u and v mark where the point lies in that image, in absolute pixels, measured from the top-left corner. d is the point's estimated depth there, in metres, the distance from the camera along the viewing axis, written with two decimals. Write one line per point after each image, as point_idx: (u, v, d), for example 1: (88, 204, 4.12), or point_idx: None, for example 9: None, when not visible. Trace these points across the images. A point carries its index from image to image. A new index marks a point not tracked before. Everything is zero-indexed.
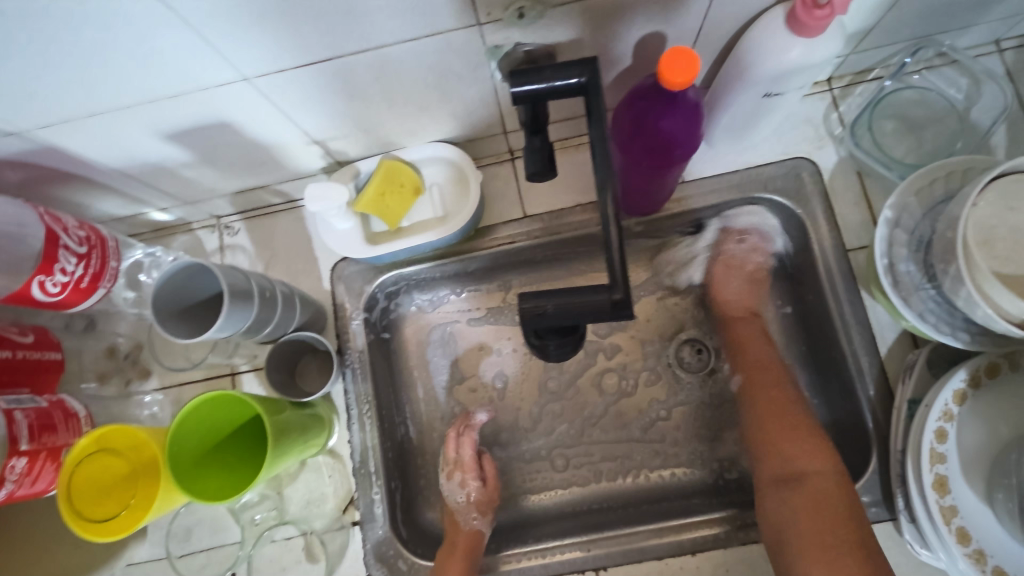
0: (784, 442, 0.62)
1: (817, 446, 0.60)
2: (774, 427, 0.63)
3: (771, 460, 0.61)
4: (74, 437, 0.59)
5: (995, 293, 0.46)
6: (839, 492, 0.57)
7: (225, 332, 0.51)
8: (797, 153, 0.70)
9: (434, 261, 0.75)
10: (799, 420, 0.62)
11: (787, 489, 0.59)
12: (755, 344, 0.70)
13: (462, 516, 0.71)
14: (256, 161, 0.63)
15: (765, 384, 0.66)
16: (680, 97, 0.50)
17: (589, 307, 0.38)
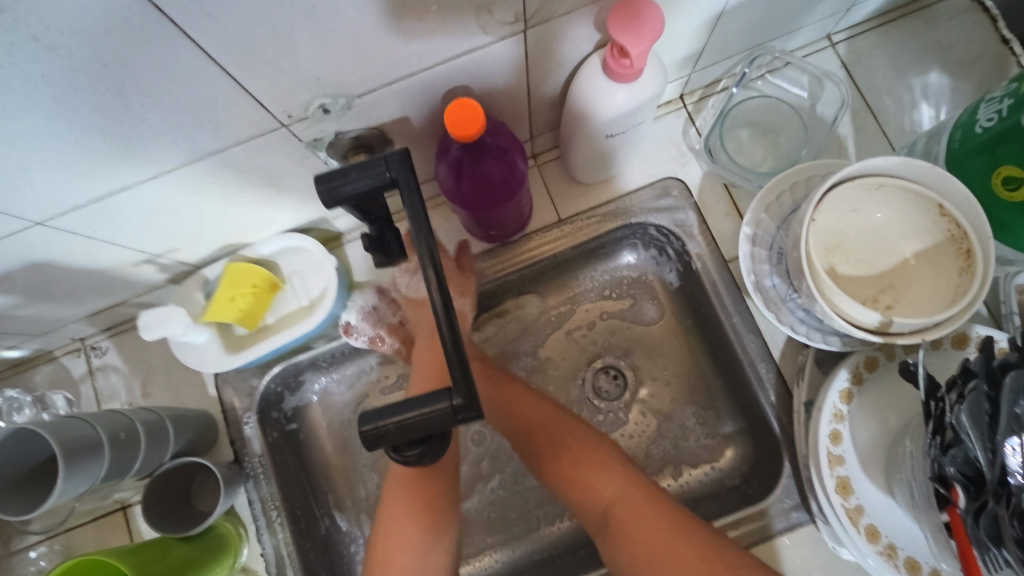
0: (585, 484, 0.59)
1: (608, 472, 0.59)
2: (565, 469, 0.60)
3: (583, 505, 0.59)
4: None
5: (845, 306, 0.47)
6: (651, 512, 0.55)
7: (75, 491, 0.48)
8: (664, 174, 0.71)
9: (326, 343, 0.71)
10: (585, 446, 0.61)
11: (613, 537, 0.56)
12: (506, 384, 0.67)
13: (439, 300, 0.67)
14: (97, 286, 0.59)
15: (542, 432, 0.63)
16: (482, 146, 0.51)
17: (428, 419, 0.37)
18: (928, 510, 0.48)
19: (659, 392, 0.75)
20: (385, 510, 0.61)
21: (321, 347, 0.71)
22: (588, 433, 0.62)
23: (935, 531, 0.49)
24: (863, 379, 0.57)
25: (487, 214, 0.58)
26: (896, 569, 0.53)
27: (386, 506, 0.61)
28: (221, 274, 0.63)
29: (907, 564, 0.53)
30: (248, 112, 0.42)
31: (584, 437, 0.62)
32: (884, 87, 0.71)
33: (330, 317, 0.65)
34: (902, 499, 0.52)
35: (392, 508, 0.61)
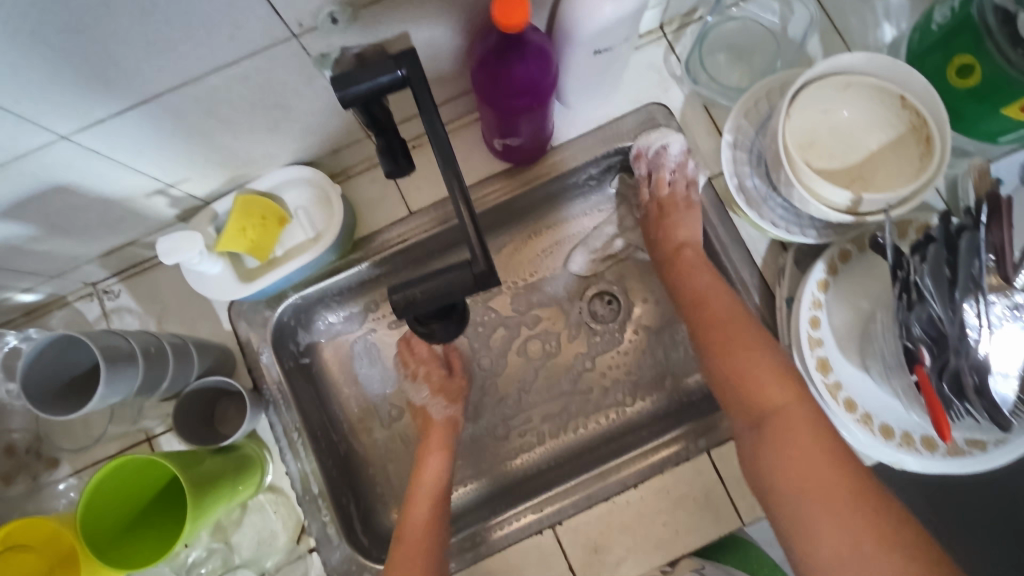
0: (749, 379, 0.58)
1: (777, 379, 0.57)
2: (735, 370, 0.60)
3: (740, 404, 0.58)
4: None
5: (820, 188, 0.51)
6: (810, 423, 0.54)
7: (113, 396, 0.51)
8: (648, 99, 0.74)
9: (330, 275, 0.73)
10: (759, 357, 0.59)
11: (758, 434, 0.56)
12: (696, 274, 0.68)
13: (433, 410, 0.75)
14: (112, 219, 0.60)
15: (722, 326, 0.63)
16: (518, 51, 0.53)
17: (454, 284, 0.41)
18: (899, 372, 0.54)
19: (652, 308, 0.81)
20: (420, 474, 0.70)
21: (327, 282, 0.73)
22: (766, 344, 0.60)
23: (903, 390, 0.54)
24: (838, 270, 0.62)
25: (511, 117, 0.61)
26: (872, 433, 0.59)
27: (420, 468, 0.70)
28: (231, 208, 0.65)
29: (881, 428, 0.59)
30: (261, 20, 0.44)
31: (765, 348, 0.60)
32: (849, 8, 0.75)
33: (334, 249, 0.68)
34: (876, 372, 0.57)
35: (425, 473, 0.69)
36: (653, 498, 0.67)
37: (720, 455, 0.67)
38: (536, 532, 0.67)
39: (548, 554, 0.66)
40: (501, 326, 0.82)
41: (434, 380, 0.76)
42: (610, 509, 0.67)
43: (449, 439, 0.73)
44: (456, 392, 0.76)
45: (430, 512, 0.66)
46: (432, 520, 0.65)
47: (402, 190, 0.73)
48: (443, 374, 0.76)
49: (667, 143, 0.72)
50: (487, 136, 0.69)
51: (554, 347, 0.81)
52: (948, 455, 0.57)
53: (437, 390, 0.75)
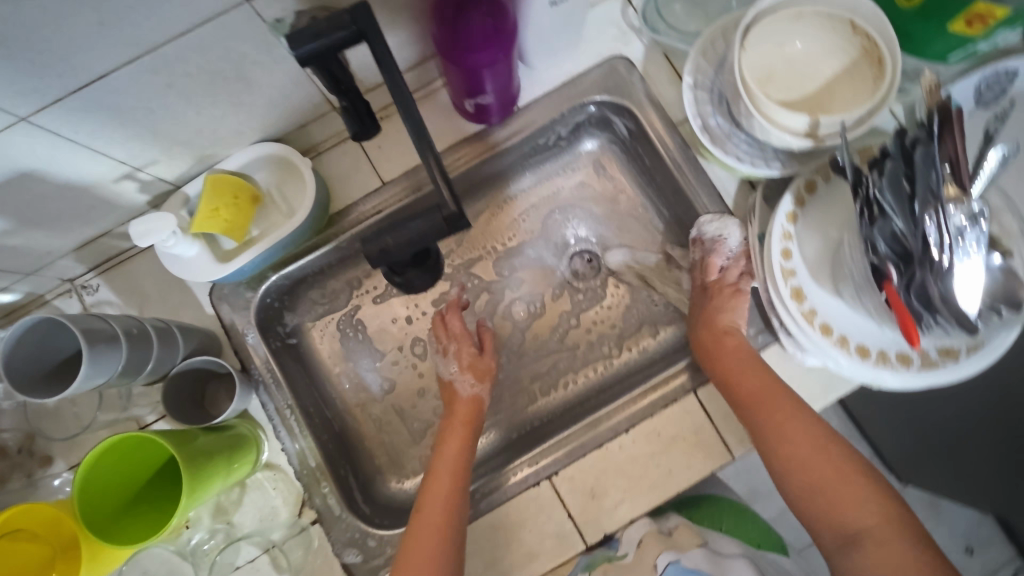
0: (831, 494, 0.55)
1: (862, 494, 0.54)
2: (814, 482, 0.56)
3: (824, 519, 0.55)
4: None
5: (778, 116, 0.53)
6: (907, 541, 0.51)
7: (97, 378, 0.51)
8: (609, 53, 0.75)
9: (309, 253, 0.73)
10: (837, 467, 0.56)
11: (854, 554, 0.52)
12: (750, 374, 0.63)
13: (460, 387, 0.74)
14: (82, 207, 0.60)
15: (786, 436, 0.59)
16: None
17: (426, 230, 0.42)
18: (868, 289, 0.55)
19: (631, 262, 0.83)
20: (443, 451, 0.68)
21: (306, 259, 0.73)
22: (838, 451, 0.57)
23: (874, 308, 0.56)
24: (805, 201, 0.63)
25: (476, 71, 0.61)
26: (848, 354, 0.61)
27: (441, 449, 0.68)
28: (202, 189, 0.65)
29: (857, 348, 0.61)
30: None
31: (837, 451, 0.57)
32: None
33: (308, 224, 0.68)
34: (849, 296, 0.59)
35: (445, 453, 0.67)
36: (645, 441, 0.68)
37: (705, 393, 0.69)
38: (533, 485, 0.68)
39: (547, 504, 0.68)
40: (485, 292, 0.84)
41: (465, 357, 0.75)
42: (604, 455, 0.68)
43: (472, 417, 0.72)
44: (484, 370, 0.75)
45: (446, 508, 0.62)
46: (450, 517, 0.62)
47: (374, 161, 0.73)
48: (474, 351, 0.75)
49: (725, 234, 0.69)
50: (458, 97, 0.69)
51: (539, 309, 0.83)
52: (922, 368, 0.59)
53: (465, 367, 0.75)
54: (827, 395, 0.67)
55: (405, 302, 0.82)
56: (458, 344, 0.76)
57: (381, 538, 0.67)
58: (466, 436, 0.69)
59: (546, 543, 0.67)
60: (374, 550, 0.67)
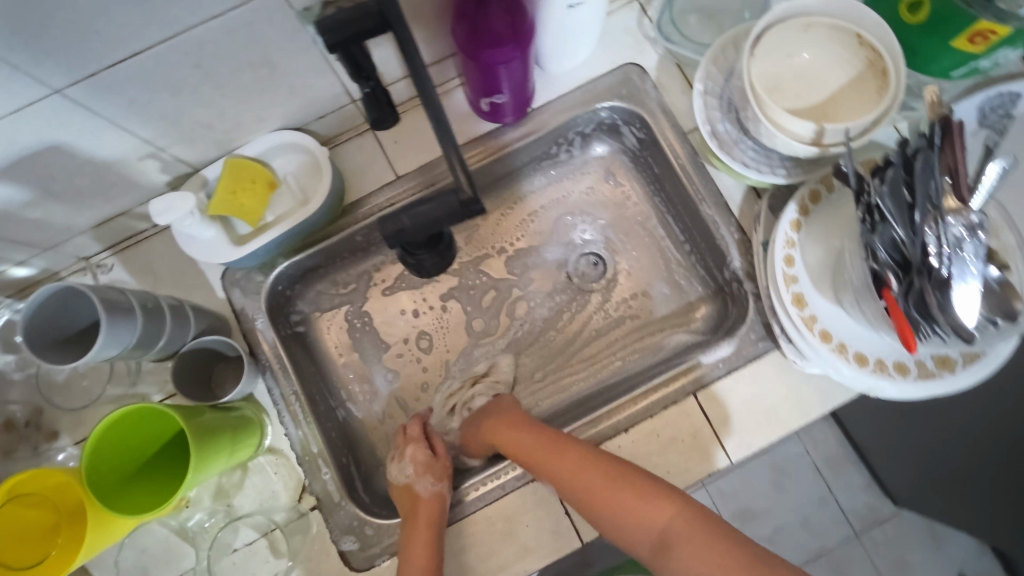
0: (629, 511, 0.58)
1: (654, 498, 0.58)
2: (609, 507, 0.59)
3: (634, 534, 0.58)
4: None
5: (786, 122, 0.54)
6: (695, 525, 0.56)
7: (110, 348, 0.52)
8: (623, 61, 0.77)
9: (320, 244, 0.74)
10: (600, 494, 0.59)
11: (670, 557, 0.56)
12: (530, 433, 0.66)
13: (418, 488, 0.67)
14: (104, 183, 0.62)
15: (585, 476, 0.60)
16: None
17: (442, 211, 0.43)
18: (867, 296, 0.56)
19: (636, 268, 0.84)
20: (407, 559, 0.61)
21: (316, 245, 0.74)
22: (576, 485, 0.60)
23: (873, 316, 0.57)
24: (809, 210, 0.65)
25: (495, 72, 0.63)
26: (847, 361, 0.61)
27: (405, 550, 0.61)
28: (221, 173, 0.67)
29: (856, 356, 0.61)
30: None
31: (607, 471, 0.60)
32: None
33: (322, 212, 0.69)
34: (848, 302, 0.60)
35: (414, 554, 0.61)
36: (644, 442, 0.69)
37: (706, 397, 0.69)
38: (531, 480, 0.68)
39: (544, 500, 0.68)
40: (492, 289, 0.85)
41: (421, 459, 0.69)
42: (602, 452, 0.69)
43: (436, 519, 0.64)
44: (441, 468, 0.68)
45: None
46: None
47: (388, 155, 0.75)
48: (430, 453, 0.70)
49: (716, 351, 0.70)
50: (474, 96, 0.71)
51: (543, 309, 0.84)
52: (920, 378, 0.60)
53: (422, 468, 0.68)
54: (824, 404, 0.68)
55: (414, 294, 0.84)
56: (413, 445, 0.70)
57: (379, 527, 0.68)
58: (435, 542, 0.62)
59: (542, 538, 0.67)
60: (371, 538, 0.67)
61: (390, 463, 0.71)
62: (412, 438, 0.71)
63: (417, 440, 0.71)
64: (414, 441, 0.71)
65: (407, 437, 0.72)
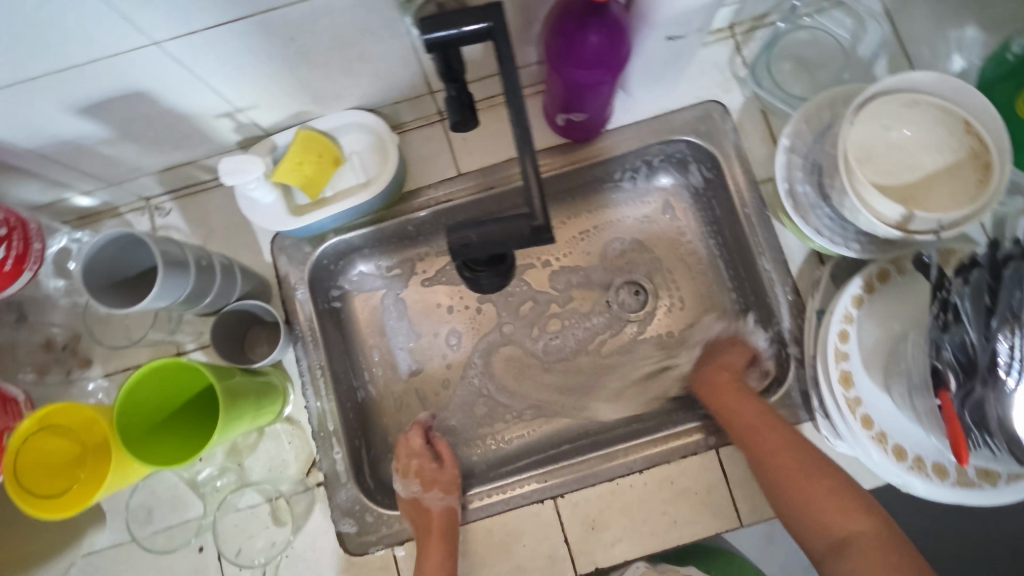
0: (823, 507, 0.59)
1: (853, 505, 0.58)
2: (804, 493, 0.60)
3: (815, 529, 0.59)
4: (14, 420, 0.57)
5: (873, 200, 0.52)
6: (891, 543, 0.55)
7: (162, 300, 0.53)
8: (707, 97, 0.75)
9: (373, 226, 0.75)
10: (816, 480, 0.60)
11: (844, 558, 0.56)
12: (738, 399, 0.67)
13: (427, 502, 0.67)
14: (179, 133, 0.63)
15: (780, 456, 0.62)
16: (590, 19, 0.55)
17: (509, 233, 0.42)
18: (923, 392, 0.53)
19: (680, 308, 0.80)
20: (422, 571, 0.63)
21: (366, 227, 0.75)
22: (818, 469, 0.61)
23: (924, 414, 0.54)
24: (874, 288, 0.62)
25: (579, 90, 0.62)
26: (885, 453, 0.59)
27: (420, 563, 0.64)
28: (291, 141, 0.67)
29: (894, 450, 0.59)
30: None
31: (806, 466, 0.61)
32: (922, 38, 0.74)
33: (380, 197, 0.70)
34: (898, 391, 0.58)
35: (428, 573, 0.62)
36: (656, 486, 0.68)
37: (726, 453, 0.68)
38: (536, 501, 0.68)
39: (546, 523, 0.68)
40: (530, 299, 0.83)
41: (426, 473, 0.69)
42: (612, 489, 0.68)
43: (449, 532, 0.66)
44: (450, 481, 0.70)
45: None
46: None
47: (454, 151, 0.75)
48: (434, 465, 0.70)
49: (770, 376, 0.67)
50: (552, 109, 0.70)
51: (577, 329, 0.82)
52: (958, 484, 0.58)
53: (429, 482, 0.68)
54: None
55: (446, 292, 0.82)
56: (418, 459, 0.71)
57: (380, 516, 0.68)
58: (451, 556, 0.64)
59: (537, 561, 0.67)
60: (370, 525, 0.68)
61: (395, 473, 0.72)
62: (416, 451, 0.71)
63: (419, 452, 0.71)
64: (418, 456, 0.71)
65: (410, 450, 0.72)
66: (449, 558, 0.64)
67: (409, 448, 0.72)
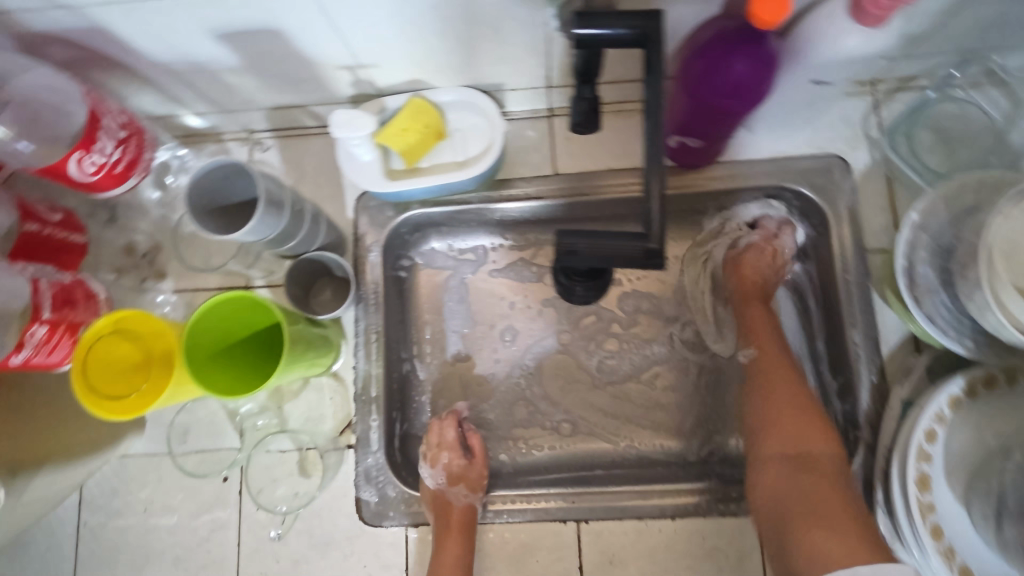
0: (795, 422, 0.60)
1: (821, 428, 0.59)
2: (782, 406, 0.61)
3: (776, 434, 0.60)
4: (93, 317, 0.59)
5: (1009, 300, 0.47)
6: (836, 472, 0.57)
7: (253, 235, 0.53)
8: (831, 150, 0.71)
9: (458, 207, 0.74)
10: (801, 399, 0.61)
11: (790, 465, 0.58)
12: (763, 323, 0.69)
13: (450, 497, 0.66)
14: (299, 76, 0.63)
15: (778, 373, 0.64)
16: (743, 46, 0.51)
17: (620, 251, 0.40)
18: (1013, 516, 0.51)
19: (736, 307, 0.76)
20: (438, 561, 0.63)
21: (452, 205, 0.74)
22: (807, 396, 0.62)
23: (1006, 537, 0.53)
24: (978, 394, 0.57)
25: (707, 116, 0.59)
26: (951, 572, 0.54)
27: (437, 557, 0.63)
28: (401, 106, 0.66)
29: (961, 569, 0.54)
30: None
31: (800, 390, 0.62)
32: None
33: (474, 180, 0.69)
34: None
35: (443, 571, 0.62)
36: (685, 536, 0.66)
37: None
38: (559, 520, 0.67)
39: (564, 544, 0.66)
40: (593, 313, 0.78)
41: (453, 468, 0.67)
42: (638, 527, 0.66)
43: (469, 531, 0.65)
44: (479, 480, 0.68)
45: None
46: None
47: (555, 149, 0.73)
48: (463, 462, 0.67)
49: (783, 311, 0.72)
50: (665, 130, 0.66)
51: (633, 354, 0.76)
52: None
53: (457, 478, 0.67)
54: None
55: (507, 284, 0.79)
56: (448, 452, 0.68)
57: (401, 493, 0.68)
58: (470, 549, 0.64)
59: None
60: (390, 500, 0.68)
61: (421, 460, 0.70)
62: (447, 441, 0.69)
63: (449, 445, 0.69)
64: (447, 450, 0.68)
65: (440, 441, 0.69)
66: (466, 556, 0.64)
67: (440, 438, 0.69)
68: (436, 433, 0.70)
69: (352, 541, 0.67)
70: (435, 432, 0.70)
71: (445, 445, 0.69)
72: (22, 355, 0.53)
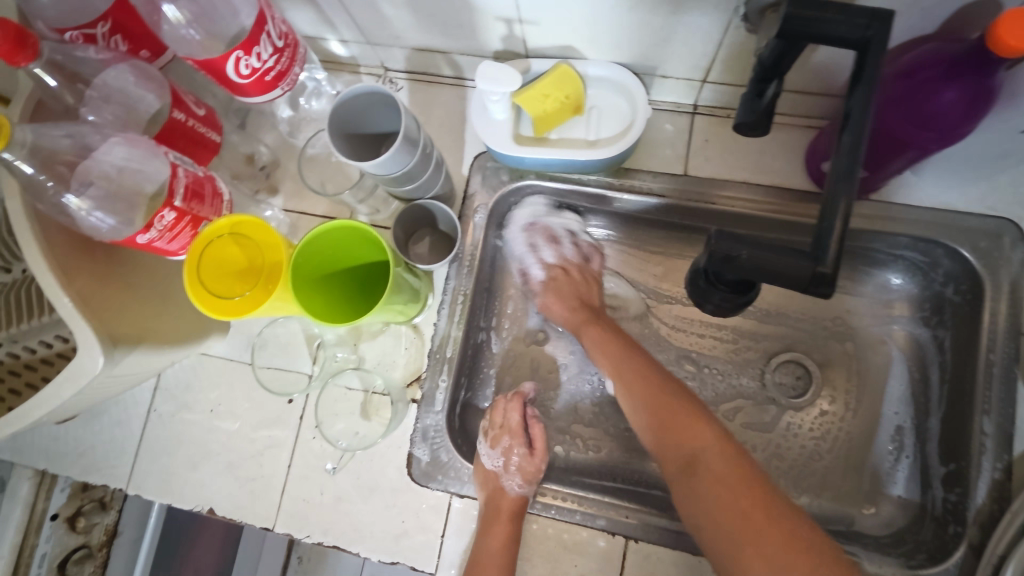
0: (675, 428, 0.55)
1: (698, 422, 0.55)
2: (657, 416, 0.57)
3: (668, 449, 0.55)
4: (215, 215, 0.61)
5: None
6: (735, 465, 0.52)
7: (381, 169, 0.53)
8: (1005, 214, 0.63)
9: (573, 187, 0.70)
10: (673, 399, 0.57)
11: (691, 477, 0.53)
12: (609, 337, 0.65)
13: (505, 482, 0.64)
14: (454, 20, 0.62)
15: (638, 380, 0.60)
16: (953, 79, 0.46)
17: (789, 269, 0.38)
18: None
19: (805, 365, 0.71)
20: (481, 541, 0.61)
21: (568, 184, 0.70)
22: (676, 388, 0.58)
23: None
24: None
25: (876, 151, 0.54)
26: None
27: (483, 539, 0.61)
28: (547, 71, 0.63)
29: None
30: None
31: (666, 389, 0.58)
32: None
33: (603, 163, 0.65)
34: None
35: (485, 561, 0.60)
36: None
37: None
38: (610, 534, 0.63)
39: (607, 556, 0.63)
40: (683, 329, 0.74)
41: (514, 457, 0.65)
42: (688, 560, 0.62)
43: (517, 519, 0.63)
44: (535, 468, 0.66)
45: None
46: None
47: (690, 148, 0.69)
48: (527, 452, 0.65)
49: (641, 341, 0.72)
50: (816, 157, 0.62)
51: (719, 382, 0.72)
52: None
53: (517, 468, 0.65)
54: None
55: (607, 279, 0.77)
56: (509, 437, 0.66)
57: (452, 460, 0.66)
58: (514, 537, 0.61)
59: None
60: (442, 465, 0.66)
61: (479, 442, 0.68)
62: (511, 424, 0.67)
63: (512, 429, 0.67)
64: (510, 440, 0.66)
65: (505, 423, 0.67)
66: (513, 543, 0.61)
67: (504, 420, 0.67)
68: (500, 413, 0.68)
69: (395, 493, 0.66)
70: (497, 412, 0.68)
71: (506, 428, 0.67)
72: (148, 236, 0.55)
